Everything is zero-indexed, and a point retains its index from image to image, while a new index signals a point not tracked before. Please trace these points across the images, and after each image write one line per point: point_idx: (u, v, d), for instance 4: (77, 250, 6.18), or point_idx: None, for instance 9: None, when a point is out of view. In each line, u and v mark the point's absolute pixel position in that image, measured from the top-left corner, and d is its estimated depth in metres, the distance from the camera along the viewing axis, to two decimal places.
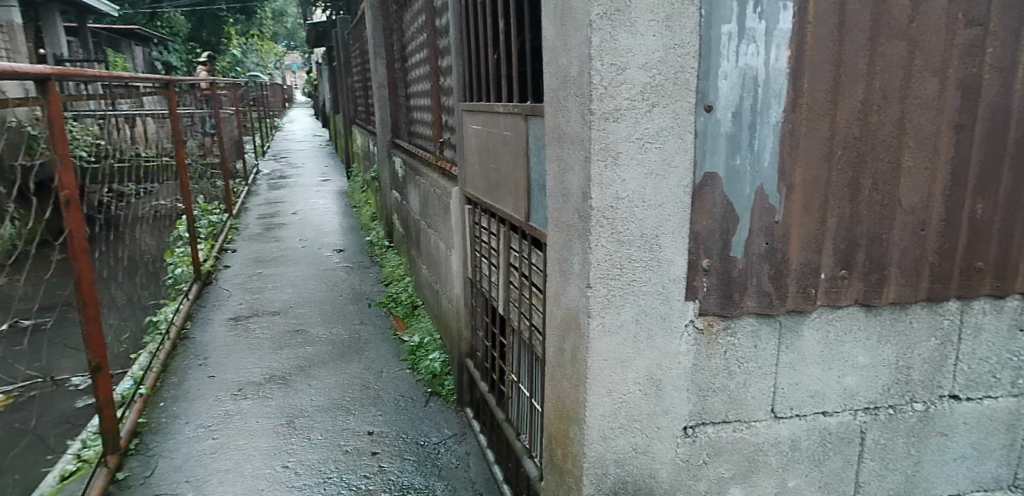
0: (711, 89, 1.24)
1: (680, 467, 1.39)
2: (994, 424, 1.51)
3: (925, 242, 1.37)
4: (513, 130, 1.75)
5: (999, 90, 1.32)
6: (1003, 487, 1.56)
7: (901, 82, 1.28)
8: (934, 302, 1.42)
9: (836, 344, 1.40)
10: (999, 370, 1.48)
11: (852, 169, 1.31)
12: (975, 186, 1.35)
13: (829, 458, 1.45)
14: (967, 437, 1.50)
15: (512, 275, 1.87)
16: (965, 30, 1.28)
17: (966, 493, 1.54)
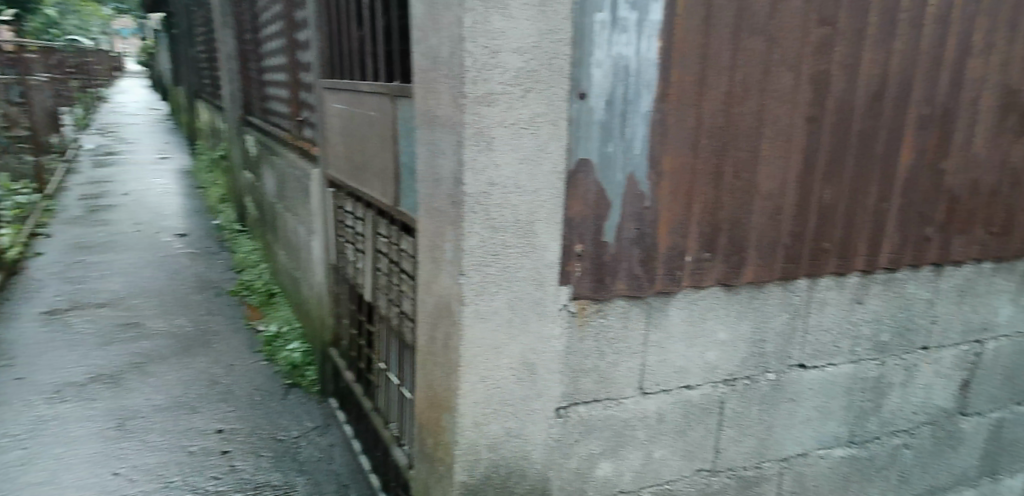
0: (585, 77, 1.27)
1: (553, 447, 1.42)
2: (835, 388, 1.73)
3: (780, 225, 1.52)
4: (380, 111, 1.69)
5: (844, 85, 1.49)
6: (842, 443, 1.79)
7: (760, 75, 1.40)
8: (785, 280, 1.58)
9: (698, 321, 1.51)
10: (840, 340, 1.70)
11: (715, 157, 1.41)
12: (823, 174, 1.53)
13: (692, 428, 1.57)
14: (813, 401, 1.71)
15: (380, 261, 1.82)
16: (817, 28, 1.43)
17: (811, 452, 1.76)
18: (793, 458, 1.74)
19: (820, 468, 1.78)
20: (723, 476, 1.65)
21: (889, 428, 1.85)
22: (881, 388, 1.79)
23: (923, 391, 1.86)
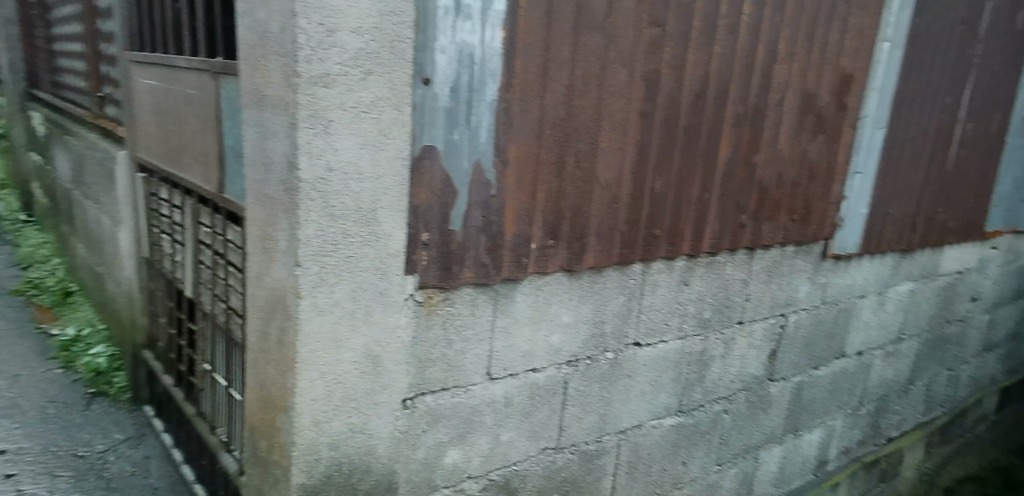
0: (428, 62, 1.25)
1: (400, 439, 1.41)
2: (666, 361, 2.28)
3: (617, 212, 1.70)
4: (199, 89, 1.54)
5: (670, 85, 1.70)
6: (672, 413, 2.41)
7: (599, 71, 1.52)
8: (622, 266, 1.79)
9: (543, 307, 1.61)
10: (671, 317, 2.23)
11: (558, 148, 1.49)
12: (653, 165, 1.74)
13: (537, 409, 1.69)
14: (648, 376, 2.23)
15: (202, 253, 1.67)
16: (648, 30, 1.59)
17: (647, 422, 2.31)
18: (631, 429, 2.25)
19: (655, 435, 2.37)
20: (567, 451, 1.81)
21: (711, 396, 2.55)
22: (704, 360, 2.45)
23: (736, 362, 2.60)
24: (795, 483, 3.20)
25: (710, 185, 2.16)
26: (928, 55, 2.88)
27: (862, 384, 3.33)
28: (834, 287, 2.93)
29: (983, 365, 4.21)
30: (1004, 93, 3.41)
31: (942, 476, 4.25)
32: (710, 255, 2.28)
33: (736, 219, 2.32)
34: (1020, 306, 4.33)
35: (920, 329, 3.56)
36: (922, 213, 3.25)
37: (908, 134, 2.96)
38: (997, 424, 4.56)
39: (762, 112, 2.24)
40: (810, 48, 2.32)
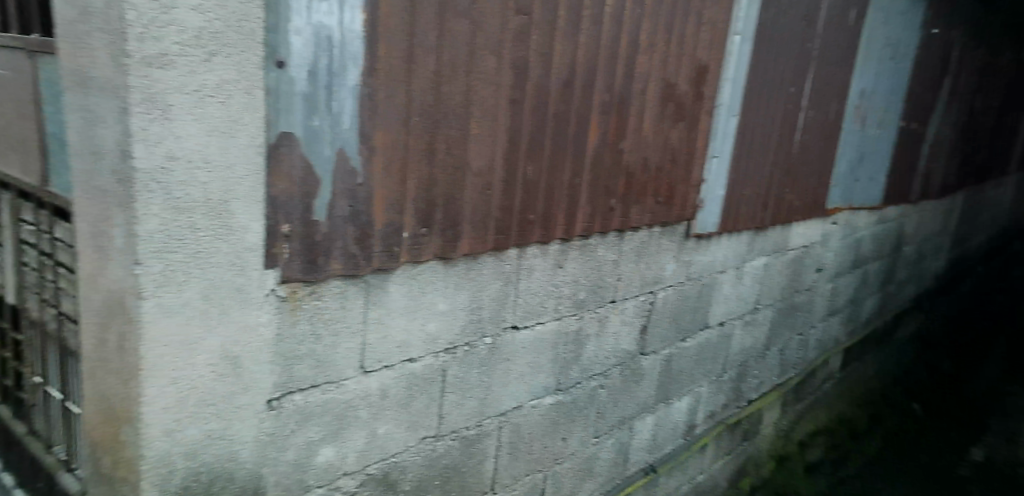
0: (282, 44, 1.19)
1: (266, 441, 1.35)
2: (543, 343, 2.33)
3: (490, 199, 1.70)
4: (16, 74, 1.41)
5: (538, 72, 1.72)
6: (551, 392, 2.47)
7: (467, 57, 1.50)
8: (497, 251, 1.80)
9: (418, 295, 1.58)
10: (547, 300, 2.28)
11: (428, 134, 1.47)
12: (525, 151, 1.75)
13: (415, 399, 1.67)
14: (526, 358, 2.26)
15: (28, 255, 1.53)
16: (515, 17, 1.60)
17: (526, 403, 2.35)
18: (511, 411, 2.28)
19: (535, 414, 2.42)
20: (447, 438, 1.81)
21: (587, 372, 2.64)
22: (580, 339, 2.53)
23: (609, 339, 2.71)
24: (667, 449, 3.40)
25: (580, 171, 2.22)
26: (775, 48, 3.11)
27: (724, 352, 3.58)
28: (698, 264, 3.12)
29: (828, 329, 4.66)
30: (839, 83, 3.76)
31: (796, 431, 4.66)
32: (582, 239, 2.35)
33: (606, 203, 2.39)
34: (857, 275, 4.82)
35: (774, 299, 3.88)
36: (772, 193, 3.52)
37: (758, 121, 3.19)
38: (842, 381, 5.07)
39: (627, 99, 2.32)
40: (669, 39, 2.44)
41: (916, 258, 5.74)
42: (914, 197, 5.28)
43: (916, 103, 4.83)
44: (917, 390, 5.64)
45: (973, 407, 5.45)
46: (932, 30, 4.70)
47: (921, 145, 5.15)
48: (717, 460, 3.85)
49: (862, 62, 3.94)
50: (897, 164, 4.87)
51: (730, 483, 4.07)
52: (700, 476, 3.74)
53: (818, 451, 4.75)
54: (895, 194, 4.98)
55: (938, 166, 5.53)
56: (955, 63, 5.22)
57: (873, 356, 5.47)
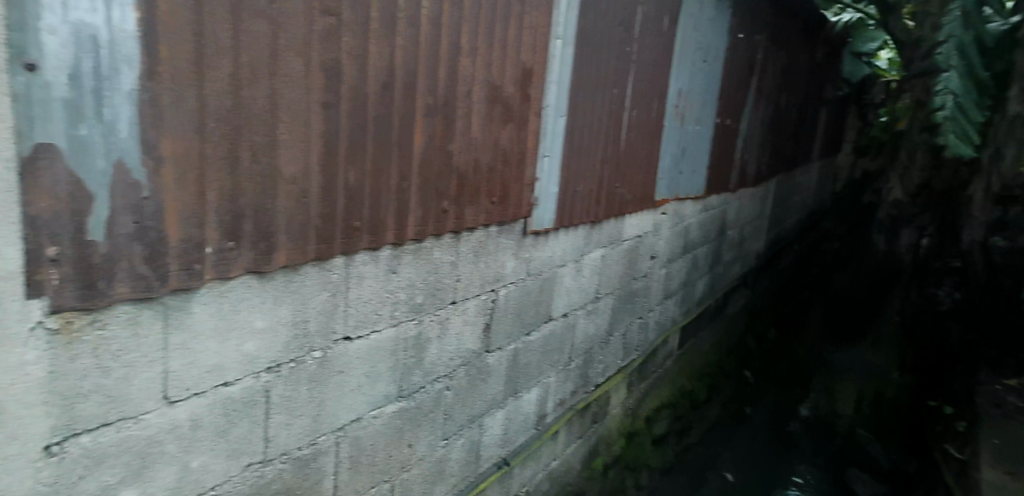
0: (33, 45, 1.12)
1: (47, 491, 1.29)
2: (380, 351, 2.28)
3: (307, 207, 1.69)
4: None
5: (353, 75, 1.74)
6: (392, 400, 2.42)
7: (269, 58, 1.50)
8: (321, 262, 1.79)
9: (229, 315, 1.55)
10: (382, 306, 2.22)
11: (229, 142, 1.45)
12: (344, 156, 1.75)
13: (235, 426, 1.67)
14: (361, 368, 2.19)
15: None
16: (320, 17, 1.60)
17: (366, 415, 2.29)
18: (348, 425, 2.20)
19: (376, 425, 2.36)
20: (276, 461, 1.85)
21: (431, 376, 2.62)
22: (421, 343, 2.50)
23: (452, 340, 2.70)
24: (519, 442, 3.47)
25: (408, 174, 2.19)
26: (597, 50, 3.27)
27: (569, 342, 3.73)
28: (538, 259, 3.21)
29: (665, 311, 5.02)
30: (658, 84, 4.04)
31: (642, 407, 4.90)
32: (417, 242, 2.33)
33: (437, 205, 2.38)
34: (688, 259, 5.23)
35: (612, 287, 4.10)
36: (604, 187, 3.70)
37: (586, 120, 3.35)
38: (681, 357, 5.45)
39: (452, 102, 2.33)
40: (491, 41, 2.48)
41: (739, 241, 6.34)
42: (732, 186, 5.84)
43: (728, 101, 5.33)
44: (752, 363, 6.52)
45: (801, 373, 6.69)
46: (738, 35, 5.20)
47: (735, 138, 5.69)
48: (569, 445, 3.99)
49: (678, 64, 4.26)
50: (716, 156, 5.34)
51: (583, 466, 4.22)
52: (554, 462, 3.85)
53: (666, 423, 5.05)
54: (715, 184, 5.46)
55: (750, 157, 6.15)
56: (760, 65, 5.83)
57: (708, 331, 5.94)
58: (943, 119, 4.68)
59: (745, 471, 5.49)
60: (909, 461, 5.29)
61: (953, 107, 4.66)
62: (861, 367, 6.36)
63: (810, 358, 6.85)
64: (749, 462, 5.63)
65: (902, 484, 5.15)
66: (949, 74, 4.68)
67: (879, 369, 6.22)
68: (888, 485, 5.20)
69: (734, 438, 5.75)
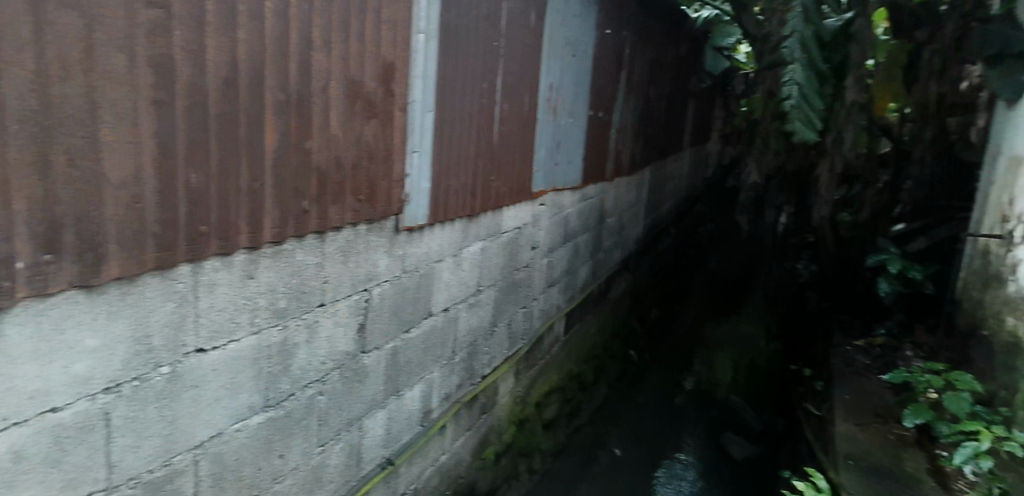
0: None
1: None
2: (240, 361, 2.17)
3: (142, 213, 1.63)
4: None
5: (190, 72, 1.72)
6: (258, 411, 2.32)
7: (82, 54, 1.42)
8: (163, 271, 1.75)
9: (53, 333, 1.49)
10: (239, 314, 2.12)
11: (37, 147, 1.38)
12: (182, 159, 1.73)
13: (70, 453, 1.58)
14: (219, 381, 2.08)
15: None
16: (146, 10, 1.56)
17: (229, 429, 2.18)
18: (209, 441, 2.09)
19: (240, 438, 2.25)
20: (125, 487, 1.78)
21: (301, 382, 2.54)
22: (287, 349, 2.41)
23: (323, 344, 2.63)
24: (404, 440, 3.43)
25: (260, 175, 2.09)
26: (462, 45, 3.28)
27: (452, 336, 3.74)
28: (412, 255, 3.18)
29: (549, 298, 5.16)
30: (528, 79, 4.12)
31: (532, 393, 5.06)
32: (275, 245, 2.23)
33: (296, 205, 2.30)
34: (568, 247, 5.40)
35: (494, 279, 4.15)
36: (478, 181, 3.73)
37: (456, 115, 3.36)
38: (567, 343, 5.67)
39: (306, 99, 2.25)
40: (347, 36, 2.42)
41: (618, 227, 6.74)
42: (607, 175, 6.09)
43: (599, 94, 5.52)
44: (635, 342, 6.94)
45: (685, 347, 7.03)
46: (605, 30, 5.39)
47: (608, 130, 5.95)
48: (458, 438, 3.99)
49: (548, 58, 4.36)
50: (590, 147, 5.53)
51: (474, 456, 4.24)
52: (443, 456, 3.83)
53: (555, 407, 5.24)
54: (591, 174, 5.66)
55: (624, 147, 6.48)
56: (628, 59, 6.11)
57: (592, 316, 6.23)
58: (790, 107, 5.28)
59: (635, 442, 5.50)
60: (776, 421, 5.62)
61: (798, 96, 5.25)
62: (734, 339, 7.08)
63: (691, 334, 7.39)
64: (638, 433, 5.63)
65: (770, 443, 5.44)
66: (794, 67, 5.24)
67: (748, 336, 7.09)
68: (760, 446, 5.44)
69: (620, 414, 5.83)
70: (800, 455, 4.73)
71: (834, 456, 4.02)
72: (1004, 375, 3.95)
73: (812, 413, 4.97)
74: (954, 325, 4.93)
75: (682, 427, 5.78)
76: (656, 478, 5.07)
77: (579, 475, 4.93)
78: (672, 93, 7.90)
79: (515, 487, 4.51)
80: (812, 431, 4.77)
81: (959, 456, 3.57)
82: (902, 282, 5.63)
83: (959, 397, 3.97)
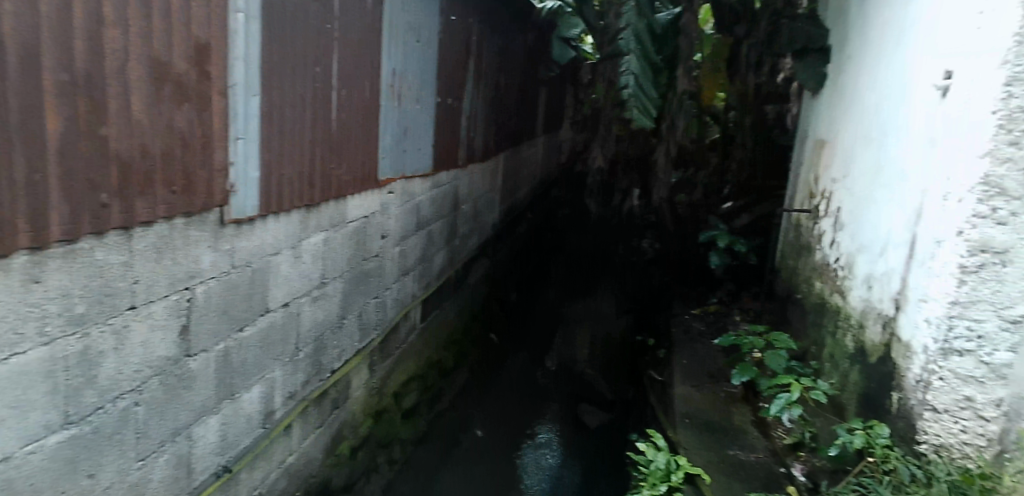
0: None
1: None
2: (28, 377, 1.93)
3: None
4: None
5: None
6: (57, 429, 2.08)
7: None
8: None
9: None
10: (22, 324, 1.88)
11: None
12: None
13: None
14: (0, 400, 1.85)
15: None
16: None
17: (19, 452, 1.95)
18: None
19: (35, 462, 2.01)
20: None
21: (112, 394, 2.31)
22: (91, 359, 2.18)
23: (137, 351, 2.41)
24: (242, 444, 3.22)
25: (40, 165, 1.87)
26: (290, 27, 3.12)
27: (294, 331, 3.58)
28: (242, 249, 2.99)
29: (403, 287, 5.08)
30: (368, 64, 4.01)
31: (388, 384, 4.88)
32: (67, 244, 2.00)
33: (93, 199, 2.07)
34: (421, 235, 5.35)
35: (339, 271, 4.01)
36: (316, 169, 3.58)
37: (287, 100, 3.19)
38: (424, 331, 5.56)
39: (100, 80, 2.03)
40: (150, 12, 2.22)
41: (473, 213, 6.80)
42: (459, 162, 6.11)
43: (446, 81, 5.50)
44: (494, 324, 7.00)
45: (547, 328, 7.54)
46: (450, 17, 5.38)
47: (459, 117, 5.95)
48: (306, 437, 3.83)
49: (389, 42, 4.27)
50: (440, 134, 5.50)
51: (327, 454, 4.09)
52: (290, 457, 3.66)
53: (415, 396, 5.09)
54: (442, 161, 5.64)
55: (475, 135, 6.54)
56: (475, 46, 6.13)
57: (450, 301, 6.21)
58: (629, 96, 5.54)
59: (500, 421, 5.78)
60: (627, 389, 6.05)
61: (635, 86, 5.54)
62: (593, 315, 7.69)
63: (552, 314, 7.88)
64: (502, 416, 5.85)
65: (621, 410, 5.82)
66: (630, 57, 5.59)
67: (602, 315, 7.61)
68: (612, 413, 5.84)
69: (485, 396, 6.11)
70: (647, 418, 5.11)
71: (674, 417, 4.38)
72: (813, 332, 4.44)
73: (655, 379, 5.45)
74: (776, 290, 5.54)
75: (545, 398, 6.21)
76: (522, 452, 5.39)
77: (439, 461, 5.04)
78: (523, 80, 8.12)
79: (376, 480, 4.40)
80: (657, 397, 5.13)
81: (771, 407, 3.79)
82: (730, 255, 6.21)
83: (776, 354, 4.22)
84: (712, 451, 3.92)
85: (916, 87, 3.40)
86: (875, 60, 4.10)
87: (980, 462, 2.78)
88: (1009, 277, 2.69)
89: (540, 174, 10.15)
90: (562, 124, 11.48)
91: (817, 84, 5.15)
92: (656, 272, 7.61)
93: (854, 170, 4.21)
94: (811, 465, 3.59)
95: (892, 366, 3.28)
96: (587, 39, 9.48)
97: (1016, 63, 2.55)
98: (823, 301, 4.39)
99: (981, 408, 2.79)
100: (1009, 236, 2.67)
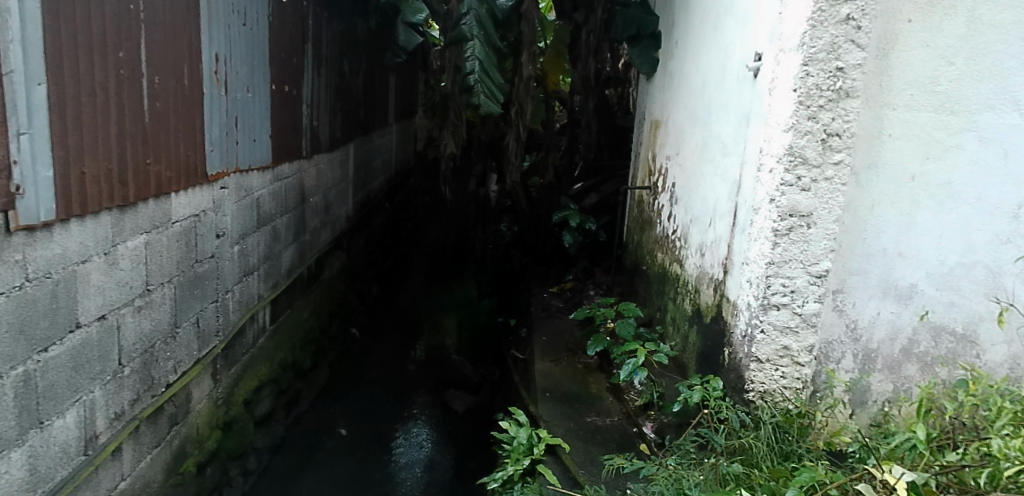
0: None
1: None
2: None
3: None
4: None
5: None
6: None
7: None
8: None
9: None
10: None
11: None
12: None
13: None
14: None
15: None
16: None
17: None
18: None
19: None
20: None
21: None
22: None
23: None
24: (59, 475, 2.88)
25: None
26: (79, 7, 2.78)
27: (116, 346, 3.25)
28: (38, 260, 2.65)
29: (246, 288, 4.78)
30: (184, 48, 3.68)
31: (237, 392, 4.60)
32: None
33: None
34: (263, 232, 5.05)
35: (167, 275, 3.69)
36: (128, 166, 3.23)
37: (85, 89, 2.85)
38: (275, 332, 5.24)
39: None
40: None
41: (323, 206, 6.55)
42: (303, 152, 5.83)
43: (281, 68, 5.20)
44: (355, 319, 7.03)
45: (411, 317, 7.58)
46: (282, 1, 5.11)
47: (300, 107, 5.69)
48: (142, 459, 3.49)
49: (208, 26, 3.95)
50: (278, 125, 5.20)
51: (168, 474, 3.76)
52: (123, 482, 3.34)
53: (267, 402, 4.90)
54: (282, 153, 5.33)
55: (320, 124, 6.29)
56: (313, 31, 5.88)
57: (304, 299, 5.88)
58: (475, 82, 5.68)
59: (363, 420, 5.55)
60: (492, 370, 6.14)
61: (480, 71, 5.68)
62: (456, 300, 7.97)
63: (416, 304, 7.94)
64: (365, 411, 5.69)
65: (487, 392, 5.87)
66: (473, 44, 5.67)
67: (466, 300, 7.84)
68: (478, 396, 5.88)
69: (348, 395, 5.89)
70: (510, 396, 5.22)
71: (536, 392, 4.54)
72: (658, 300, 4.77)
73: (518, 358, 5.55)
74: (624, 264, 5.88)
75: (411, 390, 6.08)
76: (393, 447, 5.22)
77: (301, 465, 4.92)
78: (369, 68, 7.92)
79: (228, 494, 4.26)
80: (520, 374, 5.25)
81: (620, 373, 3.95)
82: (581, 233, 6.49)
83: (625, 323, 4.44)
84: (571, 420, 4.13)
85: (734, 67, 3.68)
86: (698, 45, 4.42)
87: (798, 401, 3.14)
88: (812, 237, 3.02)
89: (395, 163, 10.01)
90: (415, 112, 11.36)
91: (651, 69, 5.50)
92: (513, 254, 7.86)
93: (685, 147, 4.54)
94: (660, 422, 3.84)
95: (723, 324, 3.54)
96: (434, 26, 9.42)
97: (810, 45, 2.81)
98: (664, 270, 4.73)
99: (796, 355, 3.14)
100: (811, 201, 2.98)
